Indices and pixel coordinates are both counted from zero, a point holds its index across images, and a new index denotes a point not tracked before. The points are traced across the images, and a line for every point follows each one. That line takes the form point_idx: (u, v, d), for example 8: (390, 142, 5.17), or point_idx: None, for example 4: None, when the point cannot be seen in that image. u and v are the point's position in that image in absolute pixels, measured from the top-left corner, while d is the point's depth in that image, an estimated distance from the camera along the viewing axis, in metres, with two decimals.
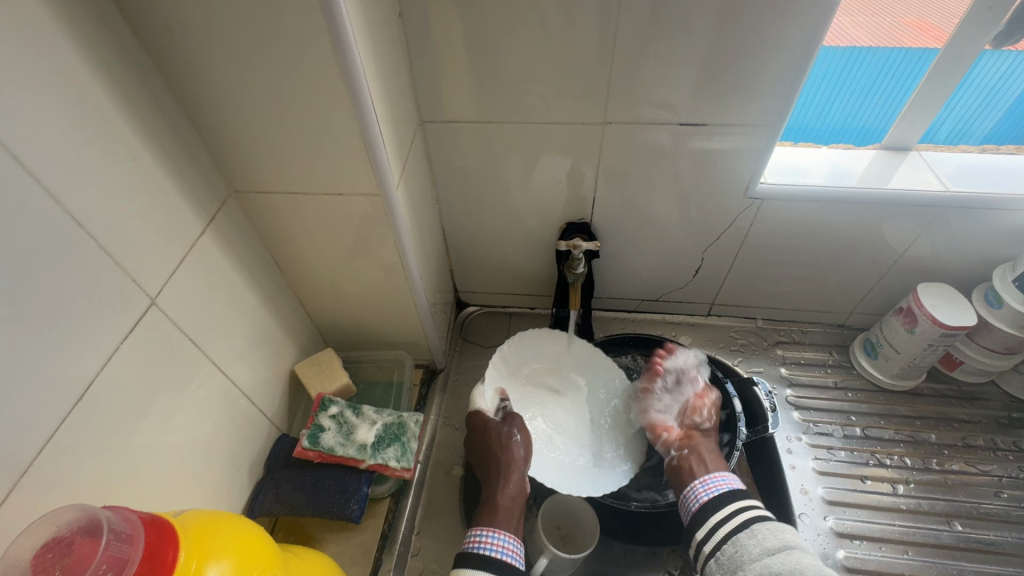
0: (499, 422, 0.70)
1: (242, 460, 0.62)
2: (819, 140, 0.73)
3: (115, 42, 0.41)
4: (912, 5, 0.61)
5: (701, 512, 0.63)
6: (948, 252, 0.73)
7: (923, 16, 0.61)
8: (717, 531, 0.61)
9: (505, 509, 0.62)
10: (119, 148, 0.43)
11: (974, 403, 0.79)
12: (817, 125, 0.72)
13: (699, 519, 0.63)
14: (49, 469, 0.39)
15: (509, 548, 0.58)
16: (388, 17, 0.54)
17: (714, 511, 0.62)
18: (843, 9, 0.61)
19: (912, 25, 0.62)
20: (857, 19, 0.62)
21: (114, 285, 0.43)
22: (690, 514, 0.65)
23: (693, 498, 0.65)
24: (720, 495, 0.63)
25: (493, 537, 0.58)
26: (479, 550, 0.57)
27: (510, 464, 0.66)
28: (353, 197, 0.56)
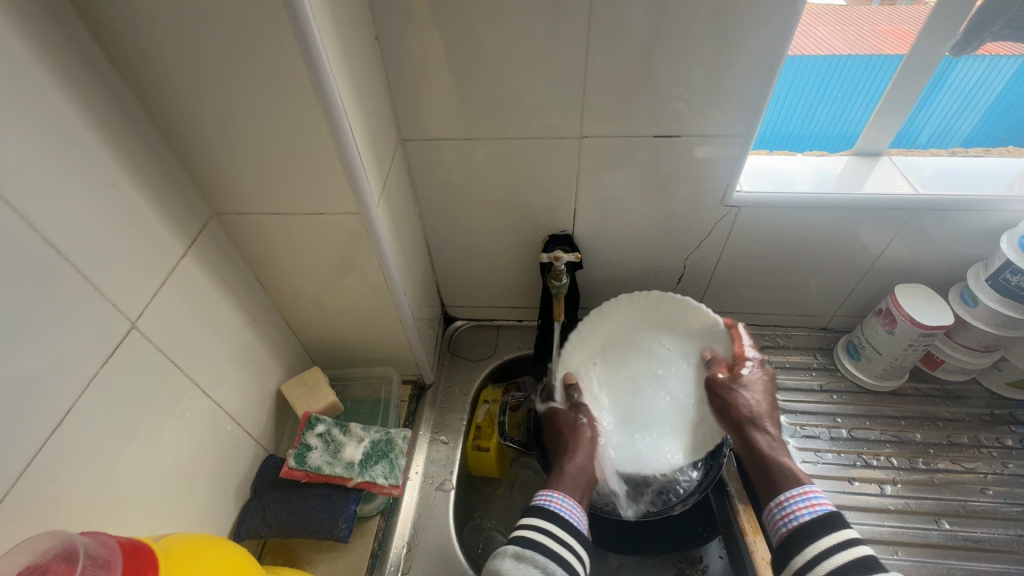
0: (566, 410, 0.72)
1: (228, 483, 0.61)
2: (803, 147, 0.75)
3: (92, 70, 0.42)
4: (889, 14, 0.65)
5: (795, 534, 0.53)
6: (923, 253, 0.74)
7: (900, 24, 0.64)
8: (827, 560, 0.50)
9: (582, 480, 0.62)
10: (98, 175, 0.43)
11: (958, 401, 0.80)
12: (801, 133, 0.74)
13: (796, 544, 0.53)
14: (26, 499, 0.39)
15: (576, 512, 0.57)
16: (363, 40, 0.55)
17: (820, 539, 0.51)
18: (823, 20, 0.64)
19: (889, 33, 0.64)
20: (835, 28, 0.64)
21: (93, 309, 0.43)
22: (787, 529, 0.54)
23: (786, 515, 0.55)
24: (825, 515, 0.53)
25: (561, 498, 0.58)
26: (546, 506, 0.58)
27: (582, 442, 0.67)
28: (334, 216, 0.57)
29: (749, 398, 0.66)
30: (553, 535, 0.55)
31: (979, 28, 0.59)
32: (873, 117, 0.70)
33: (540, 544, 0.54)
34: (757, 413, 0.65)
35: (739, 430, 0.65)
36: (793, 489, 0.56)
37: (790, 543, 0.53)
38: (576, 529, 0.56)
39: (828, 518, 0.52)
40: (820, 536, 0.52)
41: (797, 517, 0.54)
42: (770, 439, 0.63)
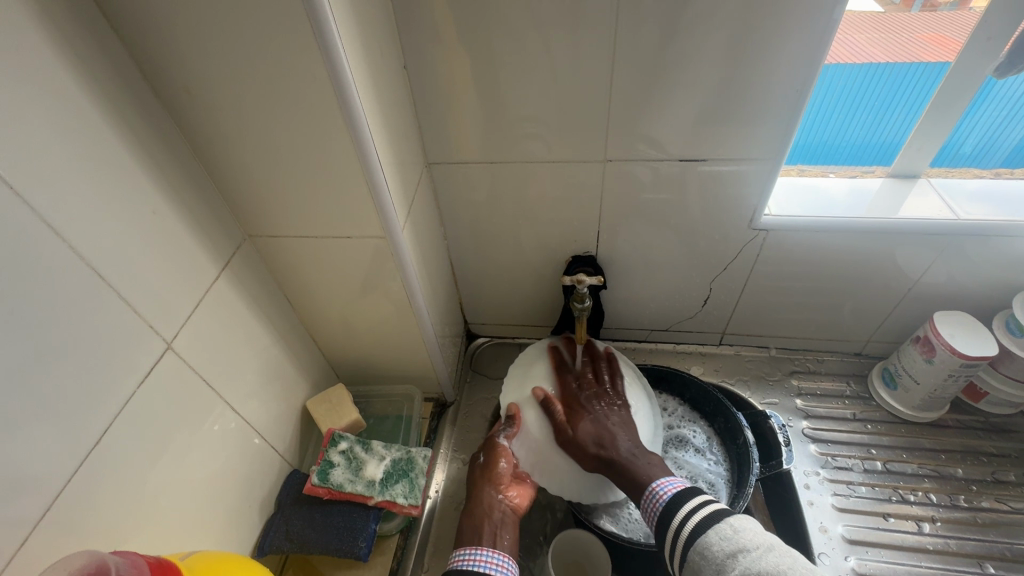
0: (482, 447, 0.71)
1: (253, 498, 0.63)
2: (837, 161, 0.72)
3: (138, 104, 0.45)
4: (928, 20, 0.61)
5: (667, 511, 0.59)
6: (965, 279, 0.71)
7: (941, 30, 0.60)
8: (689, 520, 0.58)
9: (496, 524, 0.64)
10: (140, 202, 0.45)
11: (1004, 435, 0.76)
12: (836, 142, 0.70)
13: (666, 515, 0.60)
14: (65, 512, 0.41)
15: (495, 563, 0.59)
16: (392, 69, 0.57)
17: (679, 508, 0.59)
18: (857, 27, 0.61)
19: (930, 40, 0.61)
20: (873, 36, 0.61)
21: (132, 330, 0.45)
22: (659, 512, 0.60)
23: (656, 499, 0.61)
24: (679, 493, 0.60)
25: (478, 555, 0.60)
26: (464, 567, 0.59)
27: (489, 480, 0.67)
28: (361, 239, 0.58)
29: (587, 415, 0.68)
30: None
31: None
32: (915, 130, 0.67)
33: None
34: (606, 430, 0.67)
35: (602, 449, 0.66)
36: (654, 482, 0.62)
37: (666, 518, 0.59)
38: None
39: (685, 490, 0.60)
40: (682, 503, 0.59)
41: (663, 493, 0.61)
42: (631, 454, 0.65)
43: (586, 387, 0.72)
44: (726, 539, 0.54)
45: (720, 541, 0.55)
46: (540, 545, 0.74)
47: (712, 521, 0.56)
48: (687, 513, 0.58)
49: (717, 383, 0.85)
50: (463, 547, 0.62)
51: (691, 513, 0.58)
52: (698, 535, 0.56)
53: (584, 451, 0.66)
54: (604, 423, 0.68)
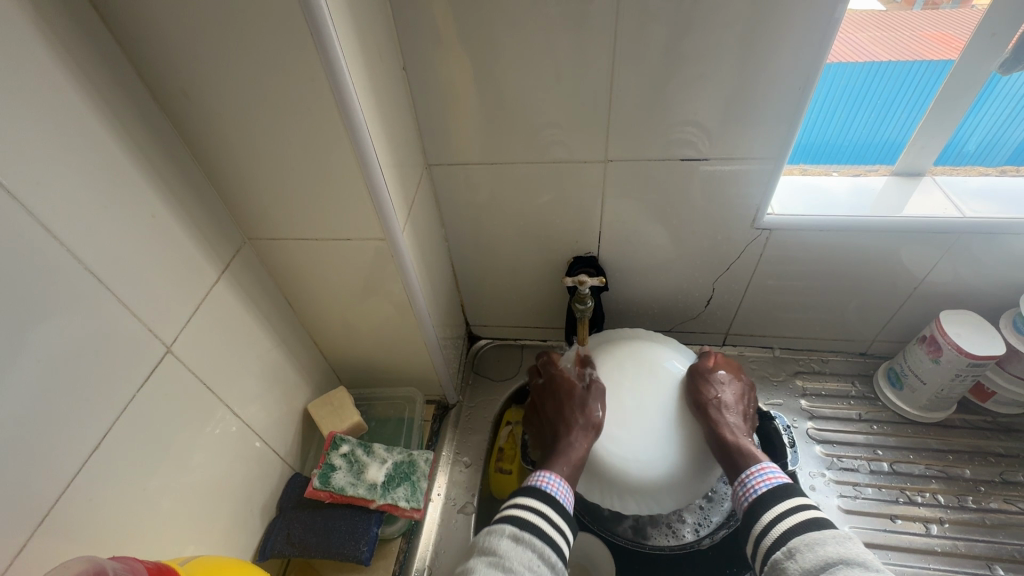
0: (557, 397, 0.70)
1: (255, 501, 0.62)
2: (840, 160, 0.71)
3: (135, 108, 0.45)
4: (931, 18, 0.59)
5: (762, 501, 0.59)
6: (971, 277, 0.70)
7: (943, 28, 0.59)
8: (791, 516, 0.56)
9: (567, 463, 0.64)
10: (138, 207, 0.45)
11: (1011, 436, 0.75)
12: (838, 142, 0.70)
13: (764, 503, 0.59)
14: (65, 518, 0.41)
15: (563, 492, 0.61)
16: (391, 72, 0.57)
17: (773, 505, 0.58)
18: (859, 26, 0.60)
19: (932, 38, 0.60)
20: (874, 35, 0.60)
21: (131, 335, 0.45)
22: (752, 499, 0.60)
23: (752, 485, 0.61)
24: (780, 485, 0.60)
25: (550, 478, 0.62)
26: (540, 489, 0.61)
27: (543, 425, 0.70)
28: (361, 242, 0.58)
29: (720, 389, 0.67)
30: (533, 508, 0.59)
31: None
32: (918, 128, 0.66)
33: (537, 523, 0.58)
34: (725, 403, 0.66)
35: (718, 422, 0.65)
36: (754, 466, 0.62)
37: (760, 508, 0.59)
38: (551, 507, 0.59)
39: (790, 486, 0.60)
40: (786, 497, 0.58)
41: (761, 485, 0.60)
42: (735, 433, 0.65)
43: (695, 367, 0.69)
44: (838, 542, 0.53)
45: (831, 541, 0.53)
46: None
47: (814, 525, 0.55)
48: (792, 510, 0.57)
49: None
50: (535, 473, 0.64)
51: (789, 510, 0.57)
52: (793, 534, 0.55)
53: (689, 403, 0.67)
54: (732, 397, 0.67)
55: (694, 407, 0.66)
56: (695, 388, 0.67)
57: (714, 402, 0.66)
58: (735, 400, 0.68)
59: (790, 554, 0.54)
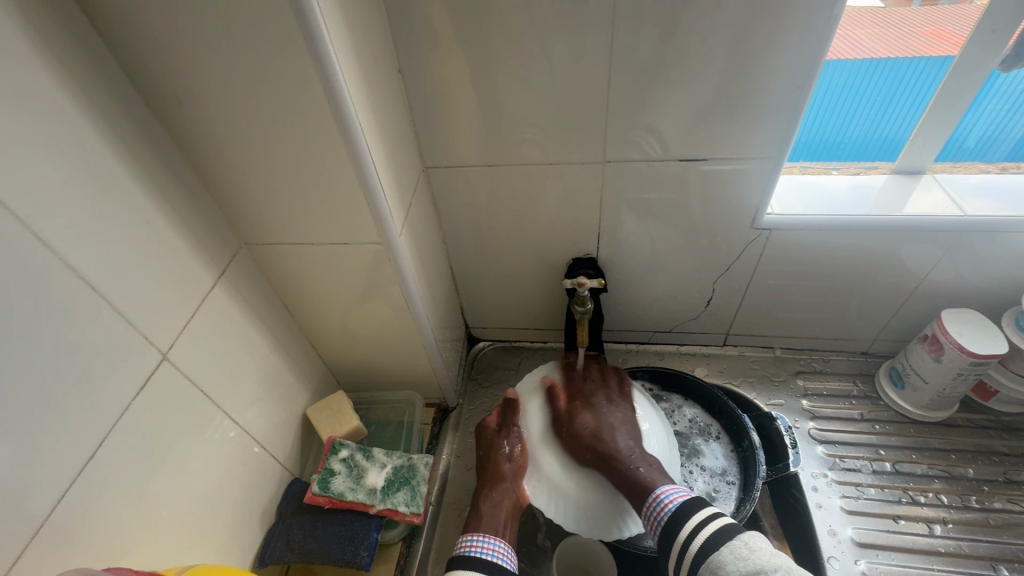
0: (495, 434, 0.72)
1: (253, 508, 0.62)
2: (839, 158, 0.71)
3: (128, 114, 0.44)
4: (930, 14, 0.59)
5: (672, 523, 0.58)
6: (973, 276, 0.70)
7: (942, 24, 0.59)
8: (699, 533, 0.56)
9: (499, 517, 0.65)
10: (132, 212, 0.45)
11: (1015, 434, 0.74)
12: (837, 139, 0.69)
13: (672, 527, 0.58)
14: (60, 528, 0.40)
15: (500, 551, 0.61)
16: (387, 74, 0.56)
17: (683, 523, 0.58)
18: (857, 22, 0.59)
19: (930, 34, 0.60)
20: (872, 31, 0.60)
21: (126, 342, 0.45)
22: (663, 526, 0.59)
23: (657, 513, 0.60)
24: (683, 504, 0.59)
25: (483, 541, 0.61)
26: (469, 554, 0.60)
27: (506, 473, 0.68)
28: (358, 245, 0.58)
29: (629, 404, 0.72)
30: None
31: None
32: (918, 126, 0.66)
33: None
34: (629, 444, 0.67)
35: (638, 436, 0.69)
36: None
37: (673, 533, 0.58)
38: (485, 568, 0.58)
39: (691, 500, 0.59)
40: (691, 515, 0.58)
41: (670, 502, 0.60)
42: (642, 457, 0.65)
43: (591, 389, 0.74)
44: (739, 557, 0.52)
45: (734, 559, 0.52)
46: (545, 551, 0.73)
47: (723, 535, 0.55)
48: (695, 527, 0.57)
49: (721, 384, 0.84)
50: (466, 533, 0.63)
51: (699, 526, 0.57)
52: (708, 550, 0.55)
53: (580, 440, 0.68)
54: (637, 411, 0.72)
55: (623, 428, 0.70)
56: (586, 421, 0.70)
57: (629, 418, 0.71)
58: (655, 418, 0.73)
59: (708, 573, 0.54)
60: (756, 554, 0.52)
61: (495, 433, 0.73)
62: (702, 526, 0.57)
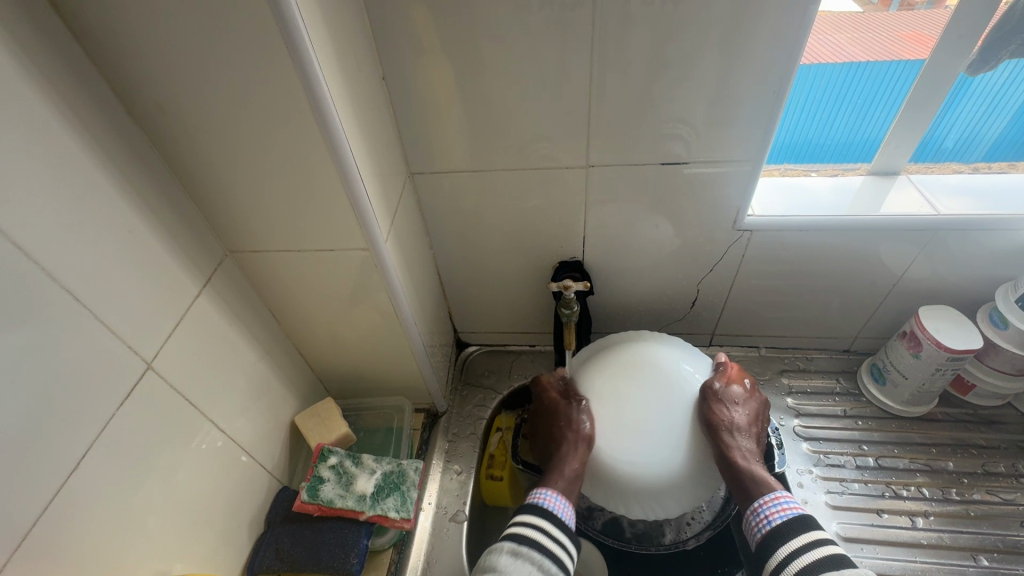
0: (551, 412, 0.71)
1: (242, 516, 0.61)
2: (821, 159, 0.73)
3: (111, 123, 0.44)
4: (907, 19, 0.61)
5: (772, 536, 0.59)
6: (949, 273, 0.72)
7: (920, 28, 0.60)
8: (803, 554, 0.56)
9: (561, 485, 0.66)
10: (115, 221, 0.45)
11: (992, 427, 0.76)
12: (819, 141, 0.71)
13: (773, 541, 0.58)
14: (44, 540, 0.40)
15: (562, 510, 0.62)
16: (370, 81, 0.57)
17: (789, 538, 0.57)
18: (838, 27, 0.62)
19: (908, 38, 0.61)
20: (852, 35, 0.62)
21: (111, 352, 0.45)
22: (762, 532, 0.60)
23: (765, 515, 0.60)
24: (796, 518, 0.59)
25: (548, 497, 0.63)
26: (540, 505, 0.62)
27: (568, 441, 0.66)
28: (345, 252, 0.58)
29: (730, 409, 0.66)
30: (536, 526, 0.60)
31: (995, 46, 0.57)
32: (892, 126, 0.67)
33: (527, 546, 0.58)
34: (736, 425, 0.66)
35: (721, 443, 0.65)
36: (767, 495, 0.61)
37: (775, 543, 0.58)
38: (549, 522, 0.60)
39: (797, 521, 0.58)
40: (797, 532, 0.57)
41: (777, 516, 0.60)
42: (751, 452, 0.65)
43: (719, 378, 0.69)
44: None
45: None
46: None
47: (835, 562, 0.54)
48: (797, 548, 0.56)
49: None
50: (532, 491, 0.65)
51: (802, 548, 0.56)
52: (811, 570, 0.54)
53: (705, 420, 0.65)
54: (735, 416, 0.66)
55: (706, 428, 0.65)
56: (708, 409, 0.66)
57: (726, 424, 0.65)
58: (748, 419, 0.67)
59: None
60: None
61: (563, 403, 0.70)
62: (808, 549, 0.56)
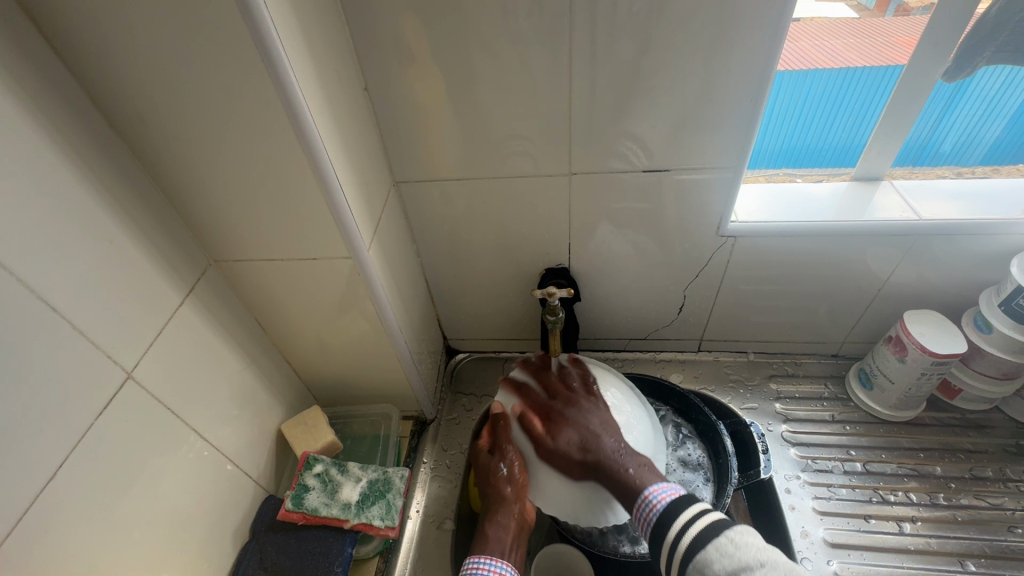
0: (488, 455, 0.66)
1: (226, 526, 0.61)
2: (818, 164, 0.73)
3: (92, 134, 0.45)
4: (903, 24, 0.61)
5: (660, 522, 0.55)
6: (933, 277, 0.72)
7: (915, 33, 0.60)
8: (684, 535, 0.54)
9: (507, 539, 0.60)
10: (96, 232, 0.45)
11: (980, 432, 0.76)
12: (818, 145, 0.71)
13: (664, 521, 0.55)
14: (19, 552, 0.40)
15: None
16: (352, 91, 0.57)
17: (676, 516, 0.55)
18: (834, 32, 0.63)
19: (903, 44, 0.61)
20: (849, 41, 0.63)
21: (90, 360, 0.45)
22: (653, 526, 0.56)
23: (648, 513, 0.56)
24: (670, 505, 0.55)
25: (489, 565, 0.58)
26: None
27: (509, 495, 0.63)
28: (328, 261, 0.59)
29: (576, 425, 0.63)
30: None
31: (970, 54, 0.58)
32: (875, 133, 0.68)
33: None
34: (602, 434, 0.62)
35: (585, 455, 0.61)
36: (647, 491, 0.57)
37: (661, 530, 0.55)
38: None
39: (679, 500, 0.56)
40: (684, 507, 0.55)
41: (658, 502, 0.56)
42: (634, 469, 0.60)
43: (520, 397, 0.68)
44: (732, 549, 0.51)
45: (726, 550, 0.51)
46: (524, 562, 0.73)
47: (714, 530, 0.53)
48: (680, 527, 0.54)
49: (696, 390, 0.85)
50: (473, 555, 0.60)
51: (687, 524, 0.54)
52: (699, 542, 0.52)
53: (569, 456, 0.62)
54: (584, 424, 0.63)
55: (575, 449, 0.62)
56: (552, 429, 0.63)
57: (578, 440, 0.62)
58: (608, 423, 0.64)
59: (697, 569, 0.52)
60: (744, 545, 0.50)
61: (490, 456, 0.66)
62: (688, 523, 0.54)
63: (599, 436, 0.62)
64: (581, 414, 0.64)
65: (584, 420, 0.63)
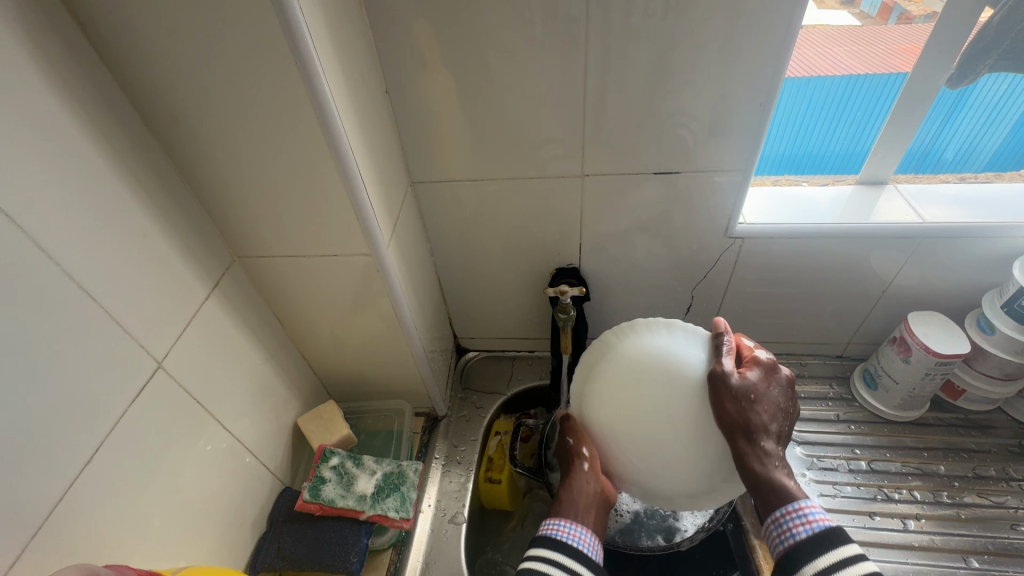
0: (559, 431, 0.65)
1: (244, 516, 0.63)
2: (820, 170, 0.75)
3: (128, 133, 0.47)
4: (906, 32, 0.62)
5: (794, 557, 0.49)
6: (937, 279, 0.73)
7: (917, 41, 0.61)
8: None
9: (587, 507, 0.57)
10: (130, 227, 0.47)
11: (983, 432, 0.77)
12: (820, 152, 0.73)
13: (792, 560, 0.49)
14: (56, 532, 0.41)
15: (585, 539, 0.54)
16: (374, 94, 0.59)
17: (813, 556, 0.48)
18: (835, 40, 0.64)
19: (906, 51, 0.62)
20: (850, 48, 0.64)
21: (123, 350, 0.47)
22: (786, 550, 0.50)
23: (789, 528, 0.50)
24: (825, 531, 0.49)
25: (570, 527, 0.55)
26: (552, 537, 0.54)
27: (583, 471, 0.59)
28: (347, 257, 0.60)
29: (756, 408, 0.54)
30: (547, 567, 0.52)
31: (973, 62, 0.60)
32: (880, 139, 0.70)
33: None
34: (761, 425, 0.54)
35: (736, 439, 0.53)
36: (792, 504, 0.51)
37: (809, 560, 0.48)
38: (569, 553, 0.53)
39: (825, 536, 0.49)
40: (825, 550, 0.48)
41: (797, 532, 0.50)
42: (772, 451, 0.54)
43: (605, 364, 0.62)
44: None
45: None
46: None
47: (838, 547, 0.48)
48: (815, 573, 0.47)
49: None
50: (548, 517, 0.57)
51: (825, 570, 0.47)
52: None
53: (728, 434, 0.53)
54: (753, 412, 0.53)
55: (722, 428, 0.54)
56: (722, 409, 0.53)
57: (750, 422, 0.53)
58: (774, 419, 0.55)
59: None
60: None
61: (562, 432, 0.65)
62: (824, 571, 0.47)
63: (766, 428, 0.54)
64: (754, 399, 0.54)
65: (755, 410, 0.54)
